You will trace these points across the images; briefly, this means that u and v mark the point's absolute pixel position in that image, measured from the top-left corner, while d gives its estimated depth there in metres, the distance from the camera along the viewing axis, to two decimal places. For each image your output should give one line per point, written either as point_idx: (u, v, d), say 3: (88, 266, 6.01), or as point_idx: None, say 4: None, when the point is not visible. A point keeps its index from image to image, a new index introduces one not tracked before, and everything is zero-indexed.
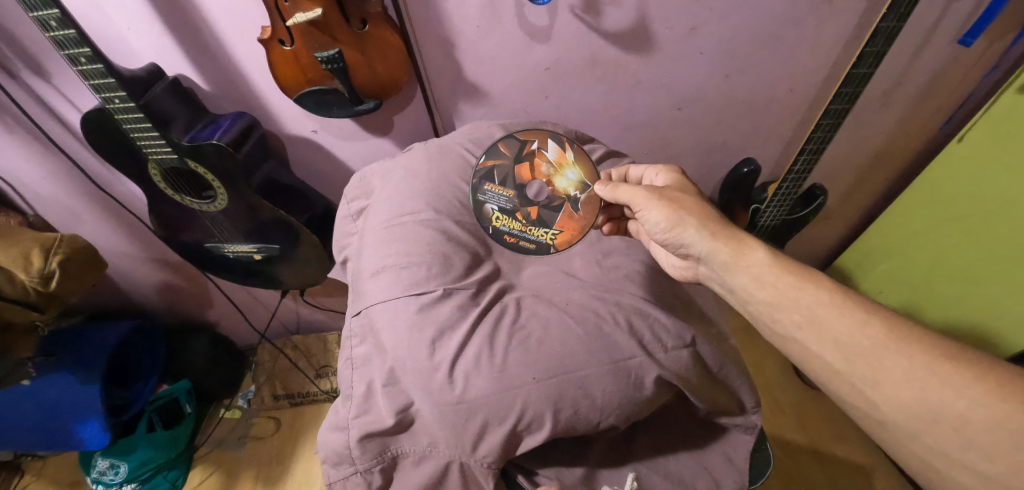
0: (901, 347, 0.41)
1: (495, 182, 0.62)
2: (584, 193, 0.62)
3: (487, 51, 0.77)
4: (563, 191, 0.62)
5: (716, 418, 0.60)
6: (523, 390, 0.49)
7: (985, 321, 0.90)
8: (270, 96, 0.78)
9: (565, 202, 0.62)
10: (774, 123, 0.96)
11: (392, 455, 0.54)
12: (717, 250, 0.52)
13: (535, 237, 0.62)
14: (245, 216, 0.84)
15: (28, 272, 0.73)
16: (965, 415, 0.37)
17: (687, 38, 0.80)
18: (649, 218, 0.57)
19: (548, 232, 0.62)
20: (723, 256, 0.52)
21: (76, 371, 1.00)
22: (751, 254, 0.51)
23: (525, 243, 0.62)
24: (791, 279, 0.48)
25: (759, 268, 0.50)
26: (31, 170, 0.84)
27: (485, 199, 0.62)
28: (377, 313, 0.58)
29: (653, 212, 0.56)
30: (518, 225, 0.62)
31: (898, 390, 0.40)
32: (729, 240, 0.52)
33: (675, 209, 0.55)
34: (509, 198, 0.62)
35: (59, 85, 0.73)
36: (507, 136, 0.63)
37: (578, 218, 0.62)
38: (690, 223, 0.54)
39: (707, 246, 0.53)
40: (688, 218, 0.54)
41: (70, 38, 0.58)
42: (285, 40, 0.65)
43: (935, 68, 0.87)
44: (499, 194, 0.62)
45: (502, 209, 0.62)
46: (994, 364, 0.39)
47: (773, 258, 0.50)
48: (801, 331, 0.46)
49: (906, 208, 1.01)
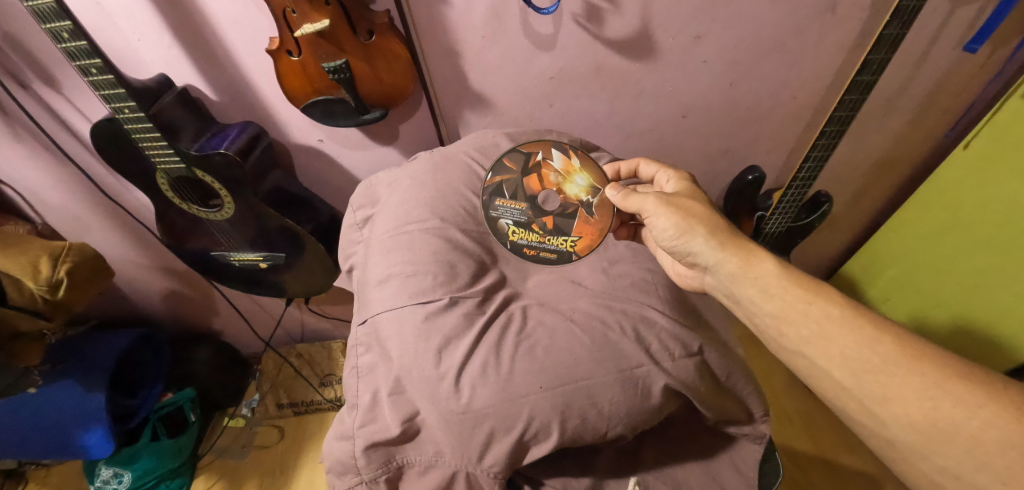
0: (912, 366, 0.41)
1: (506, 195, 0.61)
2: (596, 198, 0.63)
3: (492, 60, 0.78)
4: (574, 198, 0.62)
5: (724, 427, 0.59)
6: (530, 400, 0.49)
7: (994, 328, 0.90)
8: (277, 106, 0.79)
9: (578, 208, 0.62)
10: (778, 130, 0.96)
11: (398, 464, 0.54)
12: (725, 261, 0.52)
13: (554, 247, 0.62)
14: (251, 225, 0.85)
15: (36, 281, 0.73)
16: (977, 436, 0.37)
17: (691, 47, 0.80)
18: (657, 225, 0.57)
19: (567, 239, 0.62)
20: (730, 266, 0.52)
21: (81, 379, 1.00)
22: (759, 265, 0.50)
23: (546, 251, 0.62)
24: (797, 291, 0.48)
25: (768, 280, 0.49)
26: (40, 179, 0.85)
27: (498, 212, 0.62)
28: (383, 322, 0.57)
29: (662, 219, 0.56)
30: (535, 234, 0.61)
31: (908, 407, 0.40)
32: (738, 250, 0.52)
33: (683, 216, 0.55)
34: (522, 209, 0.62)
35: (69, 95, 0.74)
36: (511, 149, 0.62)
37: (594, 222, 0.62)
38: (699, 231, 0.54)
39: (715, 256, 0.52)
40: (697, 225, 0.54)
41: (82, 49, 0.59)
42: (292, 51, 0.65)
43: (939, 75, 0.88)
44: (511, 208, 0.62)
45: (517, 221, 0.62)
46: (1008, 386, 0.38)
47: (782, 269, 0.50)
48: (809, 346, 0.46)
49: (912, 215, 1.01)
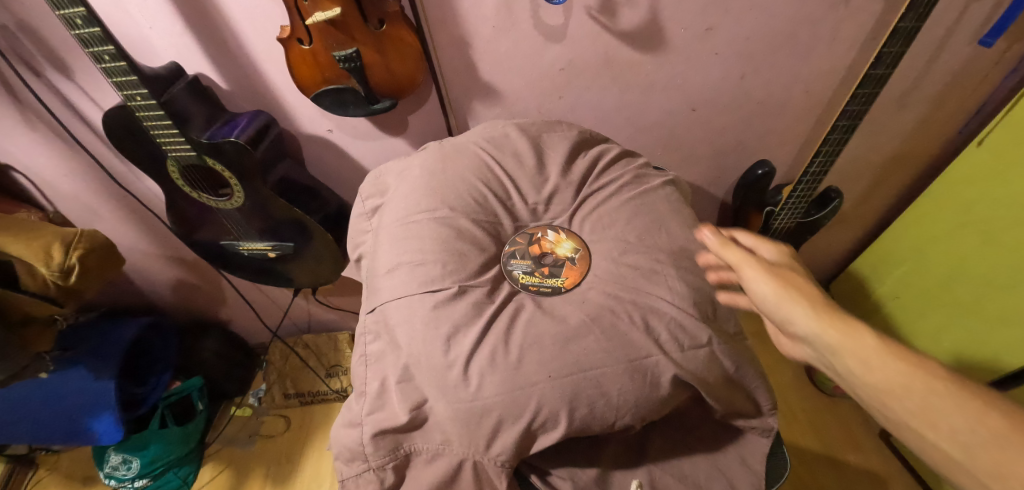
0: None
1: (515, 254, 0.63)
2: (581, 252, 0.63)
3: (502, 51, 0.77)
4: (562, 255, 0.63)
5: (732, 420, 0.59)
6: (538, 388, 0.49)
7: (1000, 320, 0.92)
8: (287, 95, 0.79)
9: (565, 261, 0.62)
10: (788, 124, 0.96)
11: (405, 452, 0.55)
12: (826, 335, 0.44)
13: (549, 283, 0.60)
14: (260, 214, 0.85)
15: (48, 267, 0.73)
16: None
17: (702, 39, 0.79)
18: (754, 290, 0.50)
19: (556, 278, 0.61)
20: (832, 341, 0.44)
21: (92, 366, 1.01)
22: (859, 336, 0.43)
23: (543, 288, 0.60)
24: (901, 365, 0.41)
25: (870, 354, 0.42)
26: (53, 167, 0.86)
27: (509, 265, 0.62)
28: (392, 310, 0.58)
29: (760, 284, 0.49)
30: (535, 277, 0.61)
31: None
32: (843, 324, 0.44)
33: (786, 286, 0.48)
34: (528, 263, 0.62)
35: (82, 83, 0.74)
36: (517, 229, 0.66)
37: (578, 267, 0.61)
38: (803, 303, 0.46)
39: (815, 330, 0.45)
40: (799, 296, 0.47)
41: (95, 36, 0.59)
42: (303, 39, 0.65)
43: (954, 69, 0.86)
44: (518, 261, 0.62)
45: (524, 271, 0.62)
46: None
47: (885, 344, 0.42)
48: (913, 420, 0.39)
49: (929, 213, 1.03)
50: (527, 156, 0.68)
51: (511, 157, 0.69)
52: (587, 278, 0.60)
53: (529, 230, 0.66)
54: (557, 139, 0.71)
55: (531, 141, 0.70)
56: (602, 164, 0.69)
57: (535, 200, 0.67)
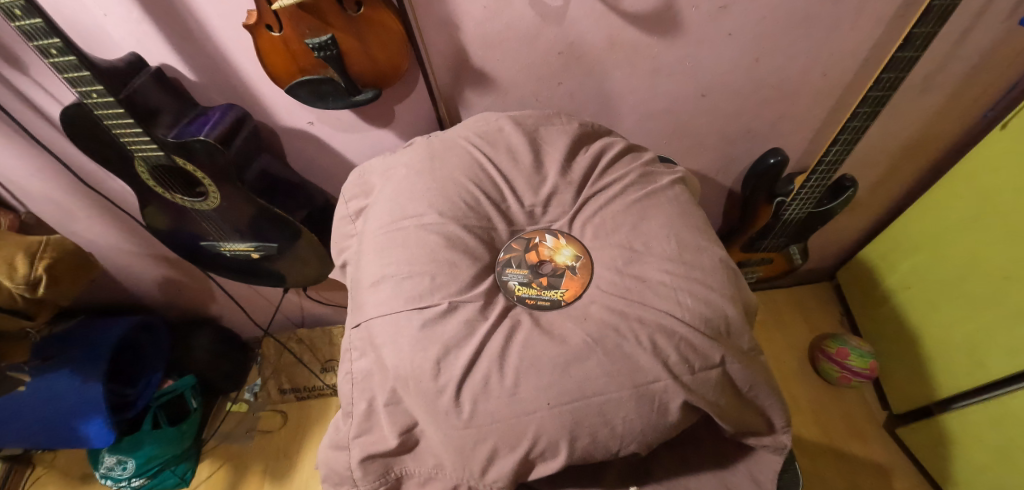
0: None
1: (511, 262, 0.58)
2: (582, 261, 0.58)
3: (495, 35, 0.70)
4: (562, 265, 0.58)
5: (743, 438, 0.55)
6: (536, 417, 0.45)
7: (1017, 316, 0.87)
8: (260, 86, 0.72)
9: (565, 271, 0.58)
10: (803, 110, 0.89)
11: (396, 476, 0.52)
12: None
13: (549, 296, 0.56)
14: (241, 214, 0.80)
15: (13, 279, 0.69)
16: None
17: (716, 19, 0.71)
18: None
19: (557, 289, 0.57)
20: None
21: (77, 370, 0.98)
22: None
23: (542, 301, 0.56)
24: None
25: None
26: (16, 168, 0.80)
27: (504, 275, 0.57)
28: (377, 328, 0.53)
29: None
30: (533, 289, 0.57)
31: None
32: None
33: None
34: (525, 273, 0.58)
35: (35, 79, 0.67)
36: (514, 234, 0.61)
37: (579, 278, 0.57)
38: None
39: None
40: None
41: (38, 28, 0.51)
42: (273, 25, 0.58)
43: (985, 50, 0.78)
44: (516, 273, 0.58)
45: (521, 282, 0.57)
46: None
47: None
48: None
49: (947, 201, 0.98)
50: (522, 153, 0.63)
51: (505, 154, 0.63)
52: (588, 290, 0.56)
53: (526, 234, 0.61)
54: (555, 133, 0.65)
55: (527, 136, 0.64)
56: (605, 161, 0.64)
57: (532, 202, 0.61)
